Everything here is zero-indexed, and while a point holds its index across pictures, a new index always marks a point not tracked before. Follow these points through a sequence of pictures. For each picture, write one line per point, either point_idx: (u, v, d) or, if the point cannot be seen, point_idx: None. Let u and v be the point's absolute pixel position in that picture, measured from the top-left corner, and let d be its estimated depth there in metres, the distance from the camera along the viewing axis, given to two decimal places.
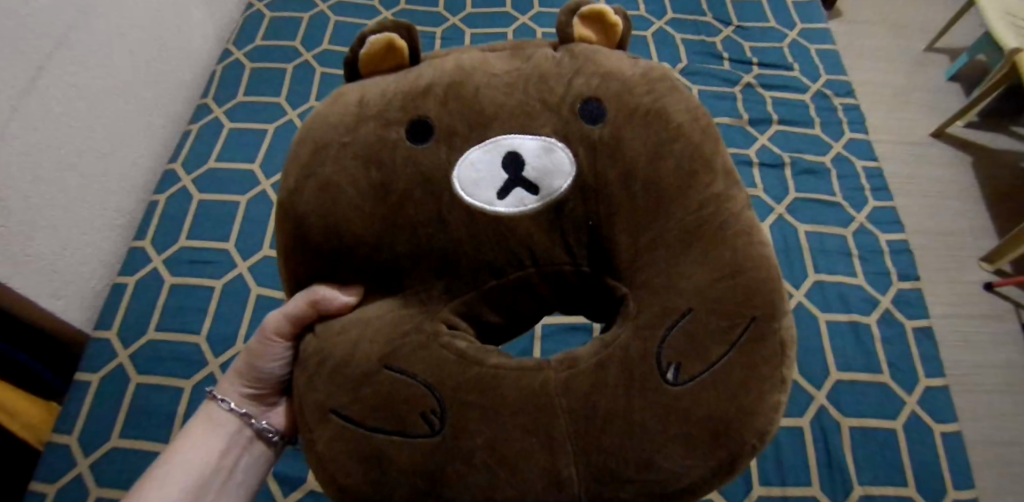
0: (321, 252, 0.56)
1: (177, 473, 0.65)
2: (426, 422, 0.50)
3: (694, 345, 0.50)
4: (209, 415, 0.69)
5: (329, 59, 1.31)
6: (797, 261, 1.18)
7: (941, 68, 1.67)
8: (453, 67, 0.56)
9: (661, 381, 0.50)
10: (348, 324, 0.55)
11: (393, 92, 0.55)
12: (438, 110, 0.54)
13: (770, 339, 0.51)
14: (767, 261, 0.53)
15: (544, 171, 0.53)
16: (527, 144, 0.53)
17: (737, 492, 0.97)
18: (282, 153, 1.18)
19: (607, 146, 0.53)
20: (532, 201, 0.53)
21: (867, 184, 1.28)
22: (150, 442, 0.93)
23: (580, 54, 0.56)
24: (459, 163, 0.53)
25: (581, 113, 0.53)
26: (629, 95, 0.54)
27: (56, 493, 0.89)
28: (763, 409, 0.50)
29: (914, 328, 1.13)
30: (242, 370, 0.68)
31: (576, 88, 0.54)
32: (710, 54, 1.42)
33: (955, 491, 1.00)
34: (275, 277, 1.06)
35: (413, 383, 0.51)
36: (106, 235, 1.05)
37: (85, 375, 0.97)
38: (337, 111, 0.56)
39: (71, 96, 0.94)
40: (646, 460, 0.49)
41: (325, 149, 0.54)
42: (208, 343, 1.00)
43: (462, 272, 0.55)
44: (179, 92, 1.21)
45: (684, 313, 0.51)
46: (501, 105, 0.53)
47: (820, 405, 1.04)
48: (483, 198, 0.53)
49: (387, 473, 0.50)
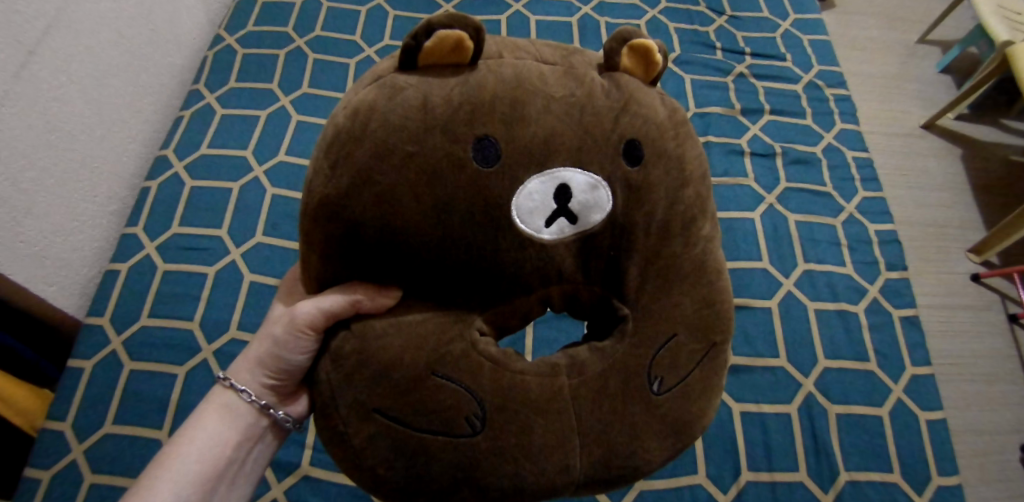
0: (370, 260, 0.55)
1: (191, 464, 0.65)
2: (469, 424, 0.54)
3: (675, 362, 0.58)
4: (225, 404, 0.69)
5: (322, 44, 1.30)
6: (787, 250, 1.18)
7: (932, 60, 1.68)
8: (514, 76, 0.52)
9: (648, 391, 0.57)
10: (389, 327, 0.55)
11: (458, 99, 0.51)
12: (503, 131, 0.52)
13: (721, 358, 0.61)
14: (730, 295, 0.61)
15: (586, 206, 0.54)
16: (577, 179, 0.53)
17: (725, 478, 0.98)
18: (274, 139, 1.17)
19: (638, 189, 0.54)
20: (570, 230, 0.55)
21: (857, 174, 1.30)
22: (144, 428, 0.93)
23: (626, 87, 0.55)
24: (518, 191, 0.52)
25: (624, 153, 0.54)
26: (663, 141, 0.55)
27: (51, 478, 0.90)
28: (709, 413, 0.60)
29: (901, 317, 1.15)
30: (265, 360, 0.66)
31: (623, 128, 0.54)
32: (703, 44, 1.42)
33: (938, 476, 1.02)
34: (268, 264, 1.06)
35: (457, 390, 0.54)
36: (97, 221, 1.04)
37: (79, 361, 0.96)
38: (397, 112, 0.51)
39: (62, 81, 0.94)
40: (632, 453, 0.56)
41: (386, 156, 0.51)
42: (201, 329, 1.00)
43: (497, 287, 0.57)
44: (170, 77, 1.20)
45: (671, 337, 0.57)
46: (563, 133, 0.52)
47: (808, 392, 1.06)
48: (532, 226, 0.53)
49: (425, 467, 0.54)
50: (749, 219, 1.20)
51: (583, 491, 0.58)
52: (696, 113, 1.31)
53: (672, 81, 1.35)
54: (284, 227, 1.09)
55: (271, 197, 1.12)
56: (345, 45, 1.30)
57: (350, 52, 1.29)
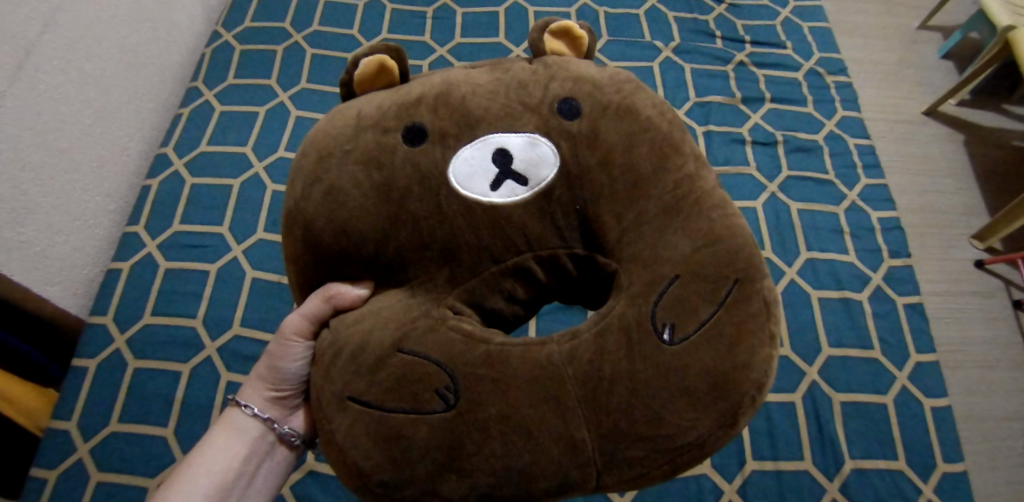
0: (330, 256, 0.62)
1: (201, 476, 0.67)
2: (442, 397, 0.56)
3: (684, 308, 0.56)
4: (233, 421, 0.71)
5: (320, 39, 1.29)
6: (789, 238, 1.18)
7: (934, 46, 1.66)
8: (440, 81, 0.63)
9: (659, 342, 0.55)
10: (360, 315, 0.61)
11: (387, 105, 0.62)
12: (430, 116, 0.61)
13: (753, 298, 0.57)
14: (743, 230, 0.60)
15: (530, 163, 0.60)
16: (513, 140, 0.60)
17: (730, 467, 0.98)
18: (274, 134, 1.17)
19: (586, 138, 0.60)
20: (522, 191, 0.60)
21: (859, 161, 1.29)
22: (149, 426, 0.94)
23: (552, 64, 0.64)
24: (453, 160, 0.60)
25: (559, 111, 0.61)
26: (600, 93, 0.62)
27: (57, 477, 0.90)
28: (756, 362, 0.56)
29: (904, 304, 1.14)
30: (264, 373, 0.71)
31: (553, 91, 0.62)
32: (703, 32, 1.41)
33: (943, 463, 1.02)
34: (271, 260, 1.06)
35: (427, 363, 0.57)
36: (99, 221, 1.05)
37: (83, 360, 0.97)
38: (337, 124, 0.63)
39: (60, 80, 0.93)
40: (652, 417, 0.54)
41: (328, 157, 0.61)
42: (204, 326, 1.00)
43: (463, 260, 0.61)
44: (169, 74, 1.20)
45: (672, 279, 0.57)
46: (488, 109, 0.61)
47: (812, 380, 1.05)
48: (478, 191, 0.60)
49: (406, 450, 0.55)
50: (750, 208, 1.20)
51: (614, 471, 0.55)
52: (697, 102, 1.30)
53: (672, 70, 1.34)
54: None
55: (271, 194, 1.11)
56: (343, 40, 1.29)
57: (348, 47, 1.29)
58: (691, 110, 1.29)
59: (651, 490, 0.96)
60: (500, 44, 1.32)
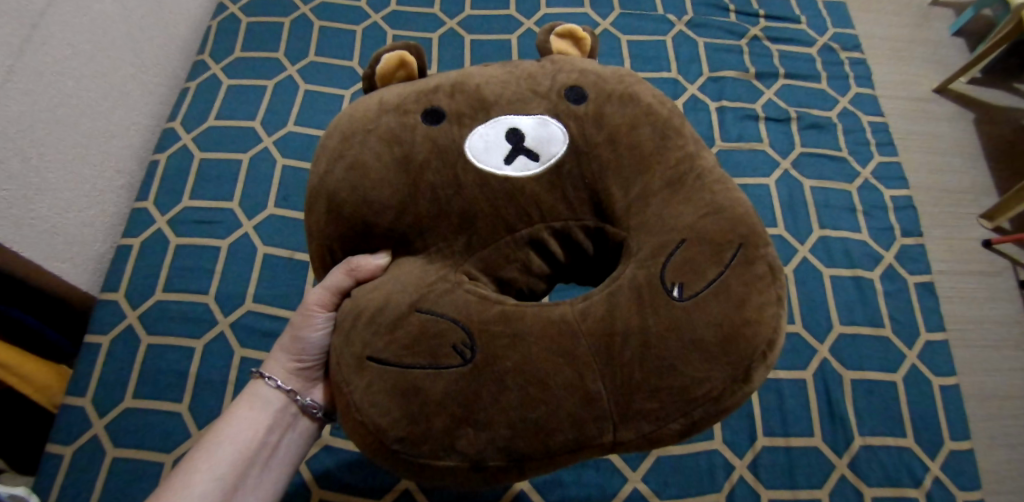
0: (349, 226, 0.62)
1: (224, 447, 0.68)
2: (458, 353, 0.56)
3: (693, 268, 0.57)
4: (257, 393, 0.72)
5: (327, 11, 1.27)
6: (801, 216, 1.17)
7: (948, 22, 1.64)
8: (456, 73, 0.64)
9: (669, 299, 0.56)
10: (379, 283, 0.61)
11: (406, 91, 0.62)
12: (448, 100, 0.61)
13: (758, 261, 0.58)
14: (744, 202, 0.60)
15: (542, 140, 0.60)
16: (525, 121, 0.60)
17: (741, 444, 0.98)
18: (283, 109, 1.16)
19: (593, 119, 0.61)
20: (534, 167, 0.60)
21: (872, 138, 1.28)
22: (163, 402, 0.94)
23: (559, 60, 0.65)
24: (469, 136, 0.60)
25: (566, 97, 0.62)
26: (605, 82, 0.63)
27: (73, 453, 0.90)
28: (765, 318, 0.56)
29: (916, 283, 1.14)
30: (287, 344, 0.71)
31: (560, 80, 0.62)
32: (717, 6, 1.38)
33: (950, 441, 1.02)
34: (281, 236, 1.05)
35: (442, 320, 0.57)
36: (108, 197, 1.04)
37: (96, 337, 0.97)
38: (358, 109, 0.63)
39: (65, 55, 0.92)
40: (665, 370, 0.54)
41: (350, 136, 0.61)
42: (216, 302, 1.00)
43: (479, 230, 0.61)
44: (174, 46, 1.18)
45: (679, 244, 0.58)
46: (501, 94, 0.61)
47: (823, 357, 1.05)
48: (492, 164, 0.60)
49: (424, 405, 0.55)
50: (764, 185, 1.19)
51: (630, 426, 0.55)
52: (710, 77, 1.28)
53: (685, 45, 1.31)
54: (295, 199, 1.08)
55: (281, 168, 1.10)
56: (350, 13, 1.27)
57: (355, 19, 1.26)
58: (704, 84, 1.27)
59: (665, 465, 0.96)
60: (510, 16, 1.29)
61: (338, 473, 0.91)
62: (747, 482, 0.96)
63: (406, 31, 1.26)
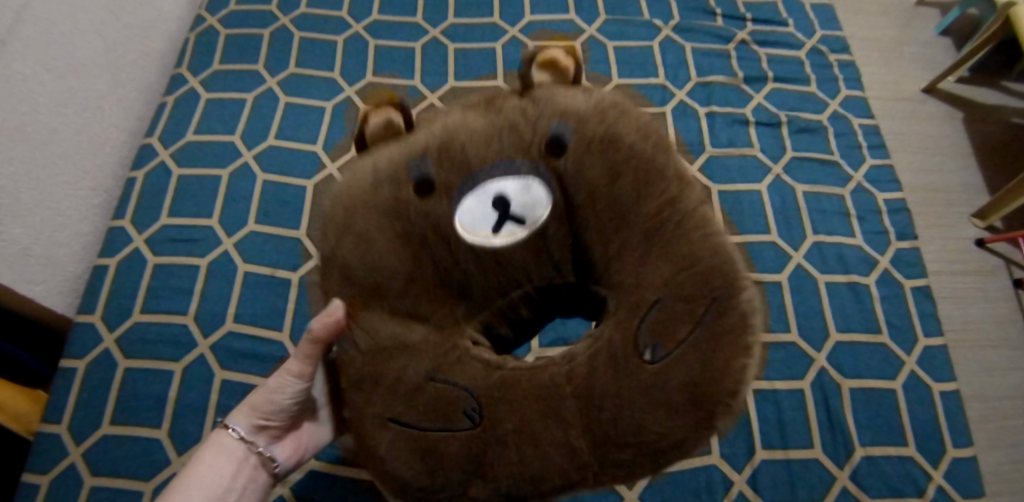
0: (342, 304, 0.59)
1: (187, 495, 0.65)
2: (467, 416, 0.55)
3: (670, 330, 0.55)
4: (221, 446, 0.69)
5: (308, 22, 1.25)
6: (794, 222, 1.15)
7: (934, 22, 1.63)
8: (438, 127, 0.58)
9: (648, 362, 0.54)
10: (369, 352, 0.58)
11: (388, 156, 0.57)
12: (432, 167, 0.56)
13: (735, 314, 0.56)
14: (723, 247, 0.58)
15: (527, 205, 0.56)
16: (509, 185, 0.55)
17: (738, 458, 0.96)
18: (262, 122, 1.13)
19: (576, 173, 0.56)
20: (521, 232, 0.56)
21: (863, 141, 1.26)
22: (142, 428, 0.91)
23: (538, 97, 0.58)
24: (452, 211, 0.56)
25: (551, 147, 0.56)
26: (587, 124, 0.57)
27: (49, 484, 0.87)
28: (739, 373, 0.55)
29: (912, 288, 1.12)
30: (255, 404, 0.69)
31: (542, 126, 0.57)
32: (702, 11, 1.37)
33: (952, 448, 1.00)
34: (262, 253, 1.02)
35: (446, 384, 0.55)
36: (85, 217, 1.01)
37: (71, 362, 0.93)
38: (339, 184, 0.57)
39: (37, 71, 0.90)
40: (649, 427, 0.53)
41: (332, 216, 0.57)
42: (197, 323, 0.97)
43: (473, 300, 0.59)
44: (150, 61, 1.16)
45: (656, 303, 0.55)
46: (484, 153, 0.56)
47: (821, 366, 1.03)
48: (479, 237, 0.56)
49: (437, 470, 0.54)
50: (755, 191, 1.17)
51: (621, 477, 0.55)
52: (698, 82, 1.27)
53: (672, 50, 1.30)
54: (276, 214, 1.06)
55: (262, 183, 1.08)
56: (331, 23, 1.25)
57: (336, 30, 1.24)
58: (693, 90, 1.26)
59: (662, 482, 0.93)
60: (495, 24, 1.27)
61: (327, 501, 0.88)
62: (746, 497, 0.94)
63: (387, 40, 1.24)
